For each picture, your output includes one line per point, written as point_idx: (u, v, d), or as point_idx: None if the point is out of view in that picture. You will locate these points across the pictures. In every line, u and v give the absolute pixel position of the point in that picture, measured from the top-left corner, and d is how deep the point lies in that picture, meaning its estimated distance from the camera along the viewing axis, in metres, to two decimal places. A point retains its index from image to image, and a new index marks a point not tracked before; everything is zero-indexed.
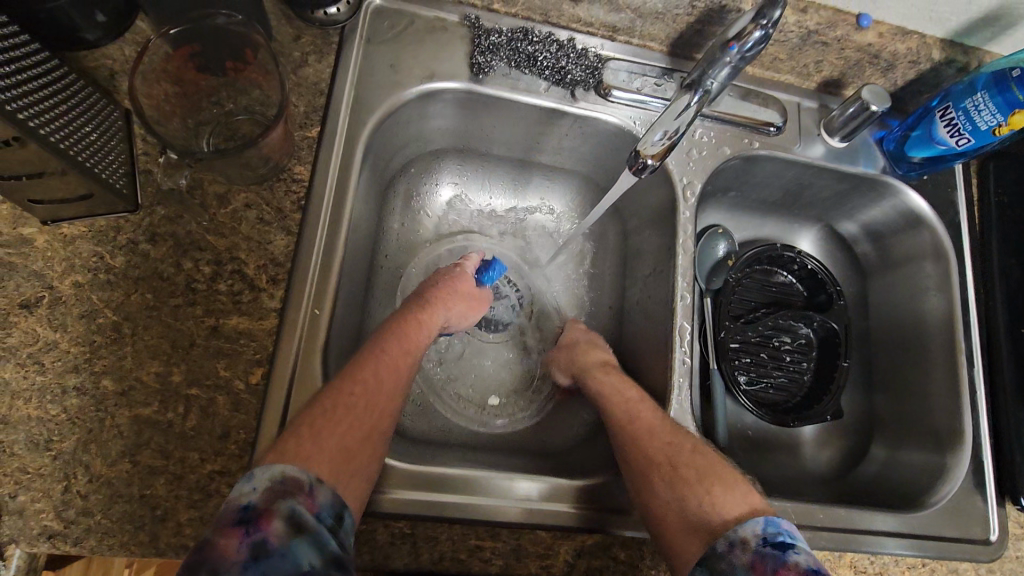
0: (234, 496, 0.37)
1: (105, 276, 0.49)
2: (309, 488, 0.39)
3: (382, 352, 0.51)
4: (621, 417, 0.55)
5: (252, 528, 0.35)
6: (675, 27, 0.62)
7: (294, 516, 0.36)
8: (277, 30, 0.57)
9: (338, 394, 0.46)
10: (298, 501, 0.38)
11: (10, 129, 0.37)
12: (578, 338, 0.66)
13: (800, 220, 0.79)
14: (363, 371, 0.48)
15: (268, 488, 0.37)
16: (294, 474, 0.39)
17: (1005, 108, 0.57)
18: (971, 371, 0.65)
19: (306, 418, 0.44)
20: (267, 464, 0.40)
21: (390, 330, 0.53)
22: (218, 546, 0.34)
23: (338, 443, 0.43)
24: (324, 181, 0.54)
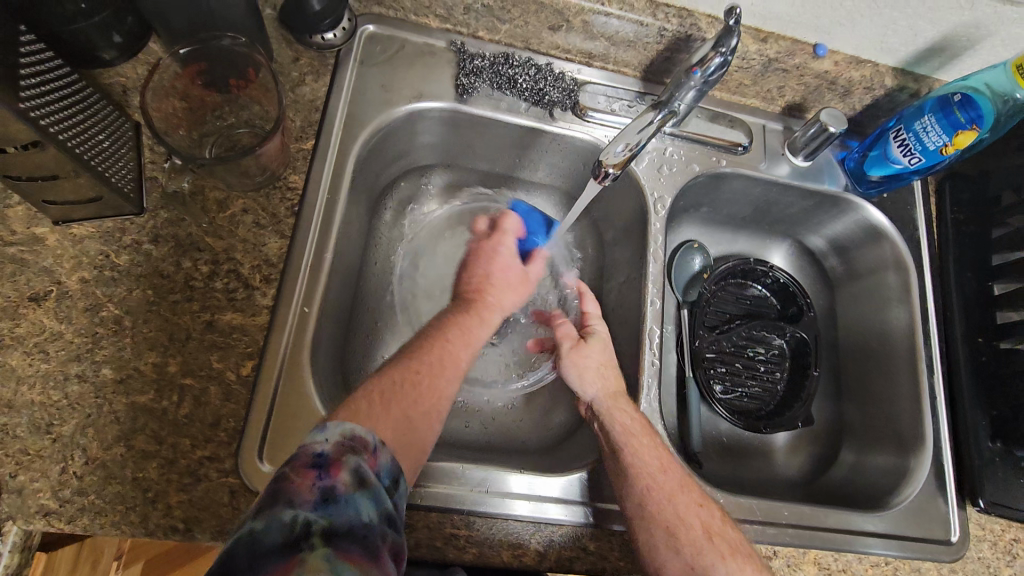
0: (307, 442, 0.39)
1: (109, 273, 0.52)
2: (373, 448, 0.41)
3: (441, 343, 0.53)
4: (649, 462, 0.54)
5: (324, 474, 0.37)
6: (646, 54, 0.67)
7: (357, 471, 0.38)
8: (278, 52, 0.62)
9: (408, 370, 0.49)
10: (363, 458, 0.39)
11: (31, 132, 0.41)
12: (605, 353, 0.63)
13: (772, 236, 0.83)
14: (428, 354, 0.51)
15: (338, 442, 0.39)
16: (361, 433, 0.41)
17: (949, 129, 0.61)
18: (931, 377, 0.68)
19: (376, 387, 0.46)
20: (337, 420, 0.42)
21: (445, 327, 0.55)
22: (293, 482, 0.36)
23: (402, 412, 0.45)
24: (317, 189, 0.58)
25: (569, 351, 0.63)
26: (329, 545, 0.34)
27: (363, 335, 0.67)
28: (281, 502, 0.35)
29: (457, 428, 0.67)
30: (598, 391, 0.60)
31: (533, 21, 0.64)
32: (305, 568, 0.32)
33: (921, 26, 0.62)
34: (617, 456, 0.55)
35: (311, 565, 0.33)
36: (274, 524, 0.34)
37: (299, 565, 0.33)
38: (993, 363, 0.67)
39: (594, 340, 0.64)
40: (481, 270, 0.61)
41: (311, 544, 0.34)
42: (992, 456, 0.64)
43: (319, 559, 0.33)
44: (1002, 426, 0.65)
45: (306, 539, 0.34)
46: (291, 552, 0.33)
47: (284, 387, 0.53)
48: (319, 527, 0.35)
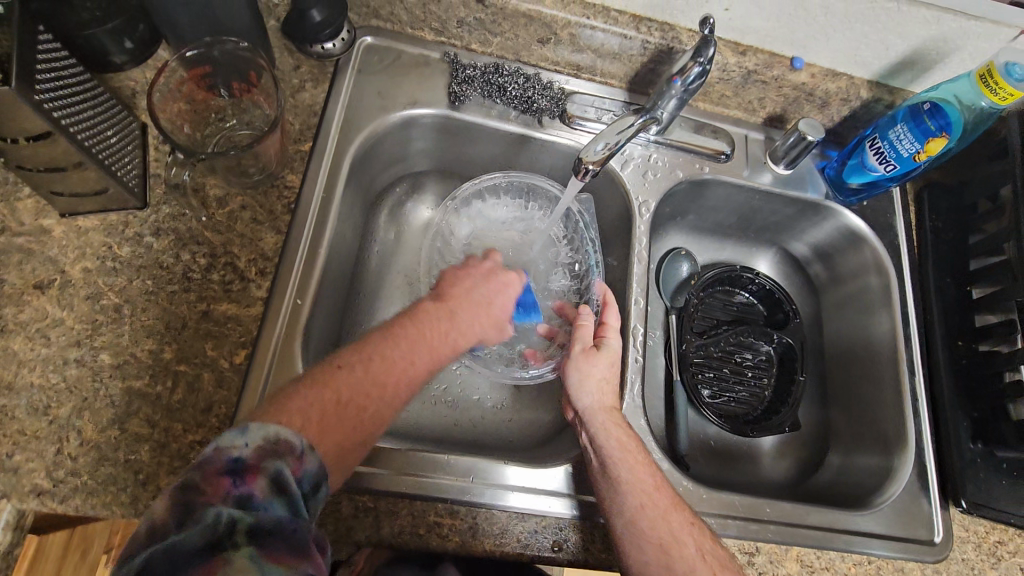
0: (224, 446, 0.38)
1: (111, 264, 0.55)
2: (300, 452, 0.40)
3: (402, 359, 0.50)
4: (640, 481, 0.54)
5: (239, 481, 0.36)
6: (631, 66, 0.70)
7: (277, 476, 0.37)
8: (279, 60, 0.65)
9: (355, 389, 0.47)
10: (286, 462, 0.39)
11: (43, 122, 0.44)
12: (612, 370, 0.61)
13: (757, 244, 0.85)
14: (381, 373, 0.49)
15: (259, 446, 0.38)
16: (287, 438, 0.40)
17: (921, 136, 0.64)
18: (913, 379, 0.69)
19: (318, 401, 0.44)
20: (261, 423, 0.40)
21: (417, 336, 0.53)
22: (205, 492, 0.36)
23: (338, 439, 0.44)
24: (313, 188, 0.61)
25: (579, 354, 0.62)
26: (253, 545, 0.34)
27: (355, 332, 0.69)
28: (199, 511, 0.35)
29: (447, 426, 0.69)
30: (592, 401, 0.59)
31: (522, 34, 0.67)
32: (230, 568, 0.33)
33: (892, 40, 0.64)
34: (608, 471, 0.54)
35: (236, 565, 0.33)
36: (195, 530, 0.34)
37: (222, 566, 0.33)
38: (973, 366, 0.68)
39: (606, 352, 0.61)
40: (480, 295, 0.60)
41: (233, 544, 0.34)
42: (974, 457, 0.65)
43: (242, 558, 0.34)
44: (982, 427, 0.66)
45: (228, 539, 0.34)
46: (212, 554, 0.33)
47: (275, 375, 0.54)
48: (242, 527, 0.35)
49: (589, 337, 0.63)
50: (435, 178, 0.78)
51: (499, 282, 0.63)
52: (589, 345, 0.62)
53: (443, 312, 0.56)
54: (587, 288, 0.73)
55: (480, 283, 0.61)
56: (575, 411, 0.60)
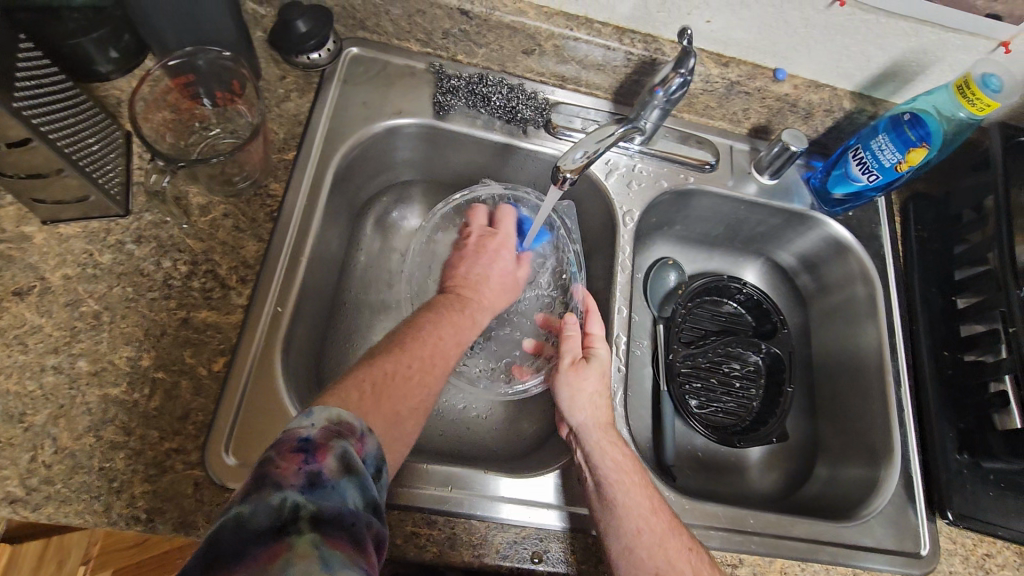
0: (293, 426, 0.37)
1: (92, 271, 0.55)
2: (360, 434, 0.39)
3: (431, 336, 0.53)
4: (639, 505, 0.53)
5: (311, 459, 0.35)
6: (615, 77, 0.71)
7: (345, 456, 0.36)
8: (265, 71, 0.66)
9: (399, 363, 0.48)
10: (350, 443, 0.38)
11: (23, 129, 0.44)
12: (603, 382, 0.61)
13: (745, 254, 0.85)
14: (417, 350, 0.50)
15: (326, 425, 0.37)
16: (348, 420, 0.39)
17: (902, 146, 0.64)
18: (899, 390, 0.69)
19: (368, 378, 0.45)
20: (323, 406, 0.40)
21: (439, 319, 0.56)
22: (279, 468, 0.34)
23: (392, 408, 0.44)
24: (296, 197, 0.61)
25: (568, 369, 0.61)
26: (316, 532, 0.32)
27: (339, 340, 0.69)
28: (270, 487, 0.33)
29: (429, 436, 0.68)
30: (586, 418, 0.58)
31: (507, 46, 0.68)
32: (294, 553, 0.31)
33: (872, 51, 0.65)
34: (606, 492, 0.54)
35: (299, 551, 0.31)
36: (262, 509, 0.32)
37: (288, 549, 0.31)
38: (959, 376, 0.68)
39: (595, 364, 0.61)
40: (479, 269, 0.66)
41: (298, 530, 0.32)
42: (960, 467, 0.65)
43: (307, 544, 0.31)
44: (969, 438, 0.65)
45: (292, 524, 0.32)
46: (278, 536, 0.31)
47: (255, 383, 0.54)
48: (307, 512, 0.33)
49: (578, 348, 0.63)
50: (420, 188, 0.78)
51: (491, 253, 0.69)
52: (578, 356, 0.62)
53: (456, 296, 0.62)
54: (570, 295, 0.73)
55: (473, 252, 0.68)
56: (569, 428, 0.59)
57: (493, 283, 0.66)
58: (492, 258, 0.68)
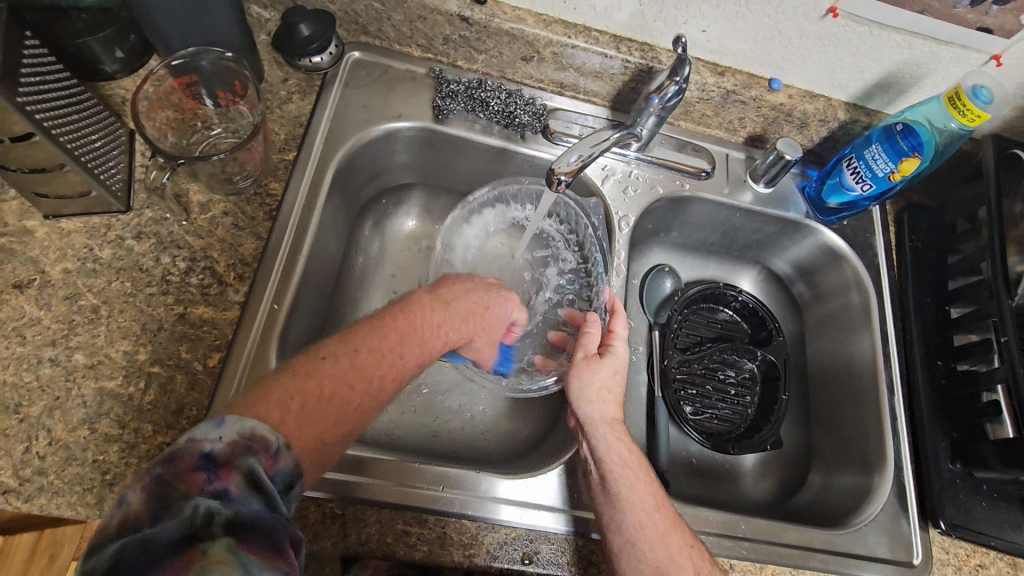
0: (197, 439, 0.36)
1: (91, 265, 0.56)
2: (274, 450, 0.39)
3: (391, 352, 0.52)
4: (644, 501, 0.53)
5: (213, 478, 0.35)
6: (613, 85, 0.72)
7: (252, 473, 0.36)
8: (268, 73, 0.68)
9: (339, 381, 0.48)
10: (259, 459, 0.38)
11: (26, 124, 0.45)
12: (615, 378, 0.60)
13: (740, 262, 0.86)
14: (366, 366, 0.50)
15: (234, 441, 0.37)
16: (261, 434, 0.39)
17: (895, 156, 0.65)
18: (891, 397, 0.69)
19: (301, 394, 0.45)
20: (238, 416, 0.39)
21: (403, 333, 0.54)
22: (178, 489, 0.34)
23: (318, 432, 0.44)
24: (296, 196, 0.62)
25: (580, 362, 0.61)
26: (232, 537, 0.33)
27: None
28: (177, 503, 0.33)
29: (422, 437, 0.69)
30: (593, 411, 0.58)
31: (507, 52, 0.69)
32: (208, 560, 0.31)
33: (865, 63, 0.66)
34: (610, 487, 0.54)
35: (214, 557, 0.32)
36: (172, 522, 0.32)
37: (201, 557, 0.31)
38: (953, 385, 0.68)
39: (610, 360, 0.60)
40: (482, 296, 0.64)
41: (211, 537, 0.32)
42: (953, 477, 0.65)
43: (222, 550, 0.32)
44: (961, 446, 0.65)
45: (206, 532, 0.32)
46: (189, 546, 0.32)
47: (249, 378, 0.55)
48: (222, 519, 0.33)
49: (595, 344, 0.62)
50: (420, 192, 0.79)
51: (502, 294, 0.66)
52: (593, 353, 0.61)
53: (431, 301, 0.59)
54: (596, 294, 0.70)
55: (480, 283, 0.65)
56: (577, 420, 0.59)
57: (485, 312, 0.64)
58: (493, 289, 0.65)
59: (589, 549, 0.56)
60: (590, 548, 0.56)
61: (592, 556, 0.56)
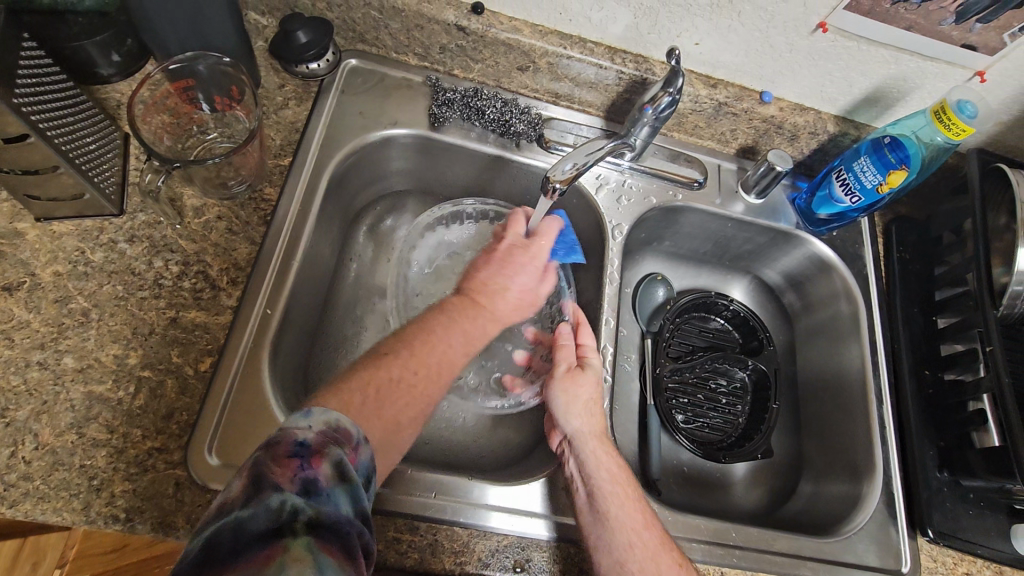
0: (289, 427, 0.37)
1: (83, 269, 0.55)
2: (356, 443, 0.39)
3: (441, 342, 0.51)
4: (629, 520, 0.53)
5: (305, 464, 0.35)
6: (607, 96, 0.73)
7: (339, 465, 0.36)
8: (265, 79, 0.68)
9: (405, 367, 0.47)
10: (345, 452, 0.37)
11: (21, 125, 0.45)
12: (598, 392, 0.61)
13: (732, 271, 0.87)
14: (425, 356, 0.49)
15: (323, 430, 0.37)
16: (346, 426, 0.39)
17: (882, 169, 0.66)
18: (881, 407, 0.70)
19: (371, 380, 0.45)
20: (322, 409, 0.40)
21: (449, 324, 0.53)
22: (274, 471, 0.34)
23: (395, 414, 0.44)
24: (291, 201, 0.62)
25: (563, 376, 0.61)
26: (312, 535, 0.32)
27: (327, 344, 0.69)
28: (268, 489, 0.33)
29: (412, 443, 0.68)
30: (581, 426, 0.58)
31: (503, 62, 0.70)
32: (288, 555, 0.31)
33: (854, 77, 0.67)
34: (598, 505, 0.54)
35: (293, 554, 0.31)
36: (260, 510, 0.32)
37: (282, 552, 0.31)
38: (941, 395, 0.69)
39: (590, 373, 0.61)
40: (502, 278, 0.60)
41: (294, 533, 0.32)
42: (940, 485, 0.65)
43: (302, 547, 0.31)
44: (949, 456, 0.66)
45: (289, 528, 0.32)
46: (274, 538, 0.31)
47: (241, 383, 0.54)
48: (305, 516, 0.33)
49: (571, 358, 0.63)
50: (415, 199, 0.79)
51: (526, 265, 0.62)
52: (573, 365, 0.62)
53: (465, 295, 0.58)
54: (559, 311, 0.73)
55: (508, 262, 0.61)
56: (563, 435, 0.59)
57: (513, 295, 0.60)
58: (518, 268, 0.61)
59: (581, 558, 0.56)
60: (581, 556, 0.56)
61: (583, 564, 0.56)
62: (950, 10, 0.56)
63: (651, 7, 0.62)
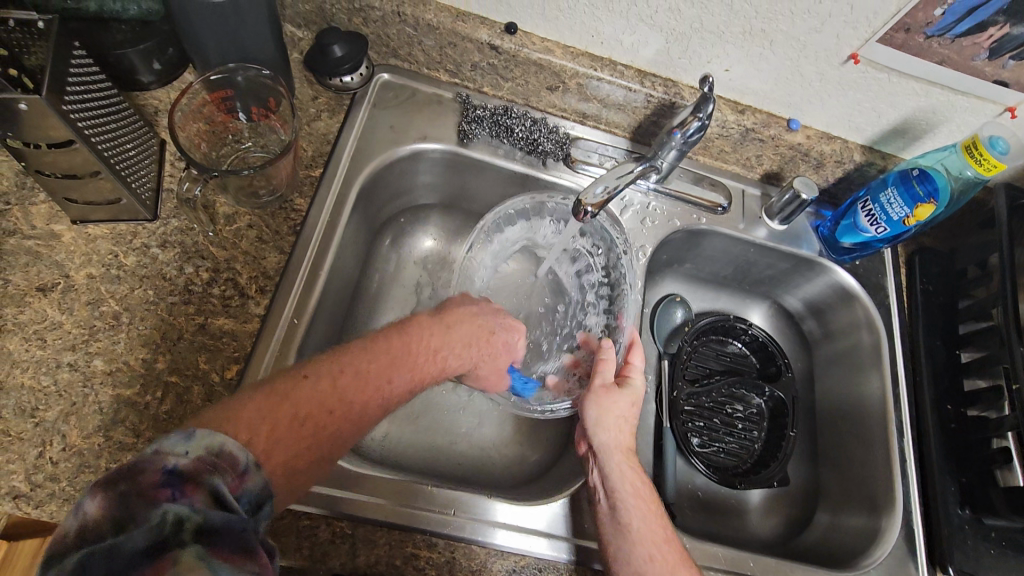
0: (162, 451, 0.35)
1: (116, 272, 0.56)
2: (241, 470, 0.38)
3: (377, 376, 0.50)
4: (648, 533, 0.53)
5: (178, 493, 0.33)
6: (635, 117, 0.73)
7: (217, 492, 0.35)
8: (300, 90, 0.69)
9: (318, 404, 0.46)
10: (223, 479, 0.36)
11: (64, 130, 0.46)
12: (633, 410, 0.60)
13: (751, 295, 0.86)
14: (348, 390, 0.48)
15: (200, 457, 0.36)
16: (229, 451, 0.38)
17: (910, 202, 0.66)
18: (902, 439, 0.69)
19: (270, 415, 0.43)
20: (207, 429, 0.38)
21: (397, 352, 0.53)
22: (142, 502, 0.33)
23: (291, 453, 0.43)
24: (320, 211, 0.63)
25: (599, 389, 0.60)
26: (203, 545, 0.32)
27: None
28: (142, 514, 0.32)
29: (428, 457, 0.68)
30: (609, 439, 0.58)
31: (532, 81, 0.71)
32: (177, 567, 0.31)
33: (883, 109, 0.67)
34: (619, 517, 0.54)
35: (183, 565, 0.31)
36: (140, 530, 0.32)
37: (170, 565, 0.31)
38: (962, 430, 0.68)
39: (628, 392, 0.61)
40: (489, 318, 0.63)
41: (179, 544, 0.32)
42: (961, 523, 0.65)
43: (189, 558, 0.32)
44: (971, 492, 0.65)
45: (175, 540, 0.32)
46: (157, 555, 0.31)
47: None
48: (191, 526, 0.33)
49: (611, 373, 0.62)
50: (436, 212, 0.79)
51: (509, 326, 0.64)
52: (610, 382, 0.61)
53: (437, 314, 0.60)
54: (616, 328, 0.69)
55: (498, 311, 0.64)
56: (590, 446, 0.59)
57: (490, 339, 0.62)
58: (505, 321, 0.64)
59: None
60: None
61: None
62: (983, 46, 0.57)
63: (684, 32, 0.63)
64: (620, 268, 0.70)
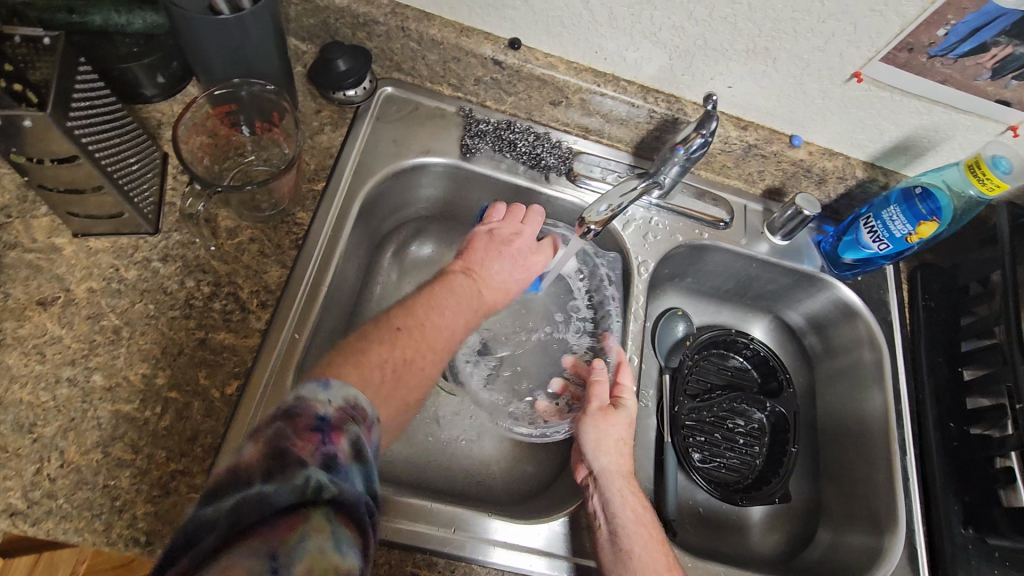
0: (309, 399, 0.39)
1: (116, 286, 0.56)
2: (370, 422, 0.41)
3: (450, 329, 0.57)
4: (650, 560, 0.52)
5: (327, 439, 0.36)
6: (637, 133, 0.73)
7: (356, 442, 0.38)
8: (303, 104, 0.69)
9: (415, 353, 0.52)
10: (360, 428, 0.39)
11: (68, 146, 0.46)
12: (629, 432, 0.60)
13: (753, 309, 0.86)
14: (432, 338, 0.54)
15: (342, 406, 0.39)
16: (362, 406, 0.41)
17: (913, 219, 0.66)
18: (903, 458, 0.69)
19: (387, 361, 0.49)
20: (341, 383, 0.43)
21: (464, 308, 0.60)
22: (294, 445, 0.35)
23: (404, 396, 0.49)
24: (322, 225, 0.63)
25: (596, 412, 0.61)
26: (334, 509, 0.33)
27: None
28: (292, 466, 0.34)
29: (427, 471, 0.68)
30: (609, 463, 0.57)
31: (535, 96, 0.71)
32: (312, 527, 0.32)
33: (885, 126, 0.68)
34: (621, 544, 0.53)
35: (315, 524, 0.32)
36: (286, 485, 0.33)
37: (303, 522, 0.32)
38: (965, 449, 0.68)
39: (623, 414, 0.61)
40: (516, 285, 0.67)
41: (315, 509, 0.33)
42: (965, 543, 0.64)
43: (321, 517, 0.33)
44: (974, 512, 0.65)
45: (312, 500, 0.33)
46: (297, 511, 0.32)
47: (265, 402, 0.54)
48: (330, 492, 0.34)
49: (606, 396, 0.62)
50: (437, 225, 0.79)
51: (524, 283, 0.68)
52: (606, 405, 0.62)
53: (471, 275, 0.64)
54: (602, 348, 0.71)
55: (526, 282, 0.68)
56: (589, 471, 0.58)
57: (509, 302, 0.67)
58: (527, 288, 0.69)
59: None
60: None
61: None
62: (986, 65, 0.57)
63: (687, 49, 0.63)
64: (605, 293, 0.75)
